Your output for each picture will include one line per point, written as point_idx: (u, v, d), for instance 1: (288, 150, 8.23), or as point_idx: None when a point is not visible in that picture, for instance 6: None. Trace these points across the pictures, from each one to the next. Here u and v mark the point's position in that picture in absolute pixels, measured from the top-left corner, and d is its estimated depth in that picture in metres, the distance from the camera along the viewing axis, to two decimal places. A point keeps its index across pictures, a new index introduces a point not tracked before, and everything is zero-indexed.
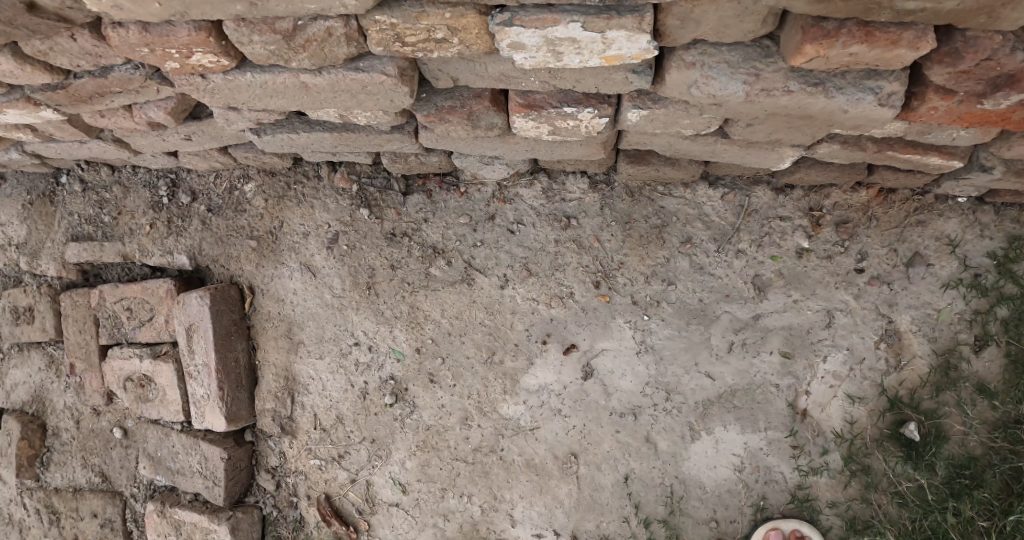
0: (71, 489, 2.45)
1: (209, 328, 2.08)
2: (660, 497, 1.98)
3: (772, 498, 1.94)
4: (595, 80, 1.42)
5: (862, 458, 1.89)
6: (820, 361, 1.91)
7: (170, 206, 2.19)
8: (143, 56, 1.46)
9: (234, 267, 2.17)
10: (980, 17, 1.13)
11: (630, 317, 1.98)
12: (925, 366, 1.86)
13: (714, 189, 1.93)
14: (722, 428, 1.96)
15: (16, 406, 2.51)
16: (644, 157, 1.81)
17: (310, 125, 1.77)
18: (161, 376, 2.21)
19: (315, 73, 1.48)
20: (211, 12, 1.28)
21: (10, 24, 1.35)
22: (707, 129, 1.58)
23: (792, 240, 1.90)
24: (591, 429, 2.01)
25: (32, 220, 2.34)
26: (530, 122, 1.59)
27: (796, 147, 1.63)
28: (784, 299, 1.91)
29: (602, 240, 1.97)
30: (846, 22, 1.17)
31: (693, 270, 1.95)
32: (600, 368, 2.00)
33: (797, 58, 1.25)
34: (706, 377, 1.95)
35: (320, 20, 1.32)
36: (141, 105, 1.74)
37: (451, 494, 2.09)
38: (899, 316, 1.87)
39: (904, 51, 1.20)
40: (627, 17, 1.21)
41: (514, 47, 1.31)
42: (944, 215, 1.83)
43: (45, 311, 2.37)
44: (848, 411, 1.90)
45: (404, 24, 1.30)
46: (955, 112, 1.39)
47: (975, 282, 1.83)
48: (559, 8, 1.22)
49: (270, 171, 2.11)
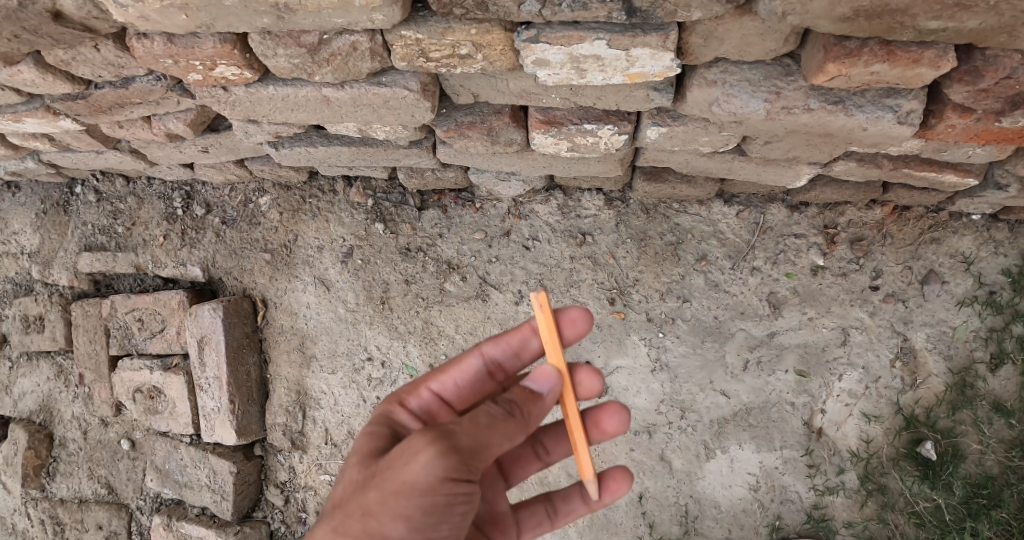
0: (76, 500, 2.41)
1: (221, 342, 2.07)
2: (675, 517, 1.97)
3: (788, 518, 1.92)
4: (616, 98, 1.44)
5: (878, 478, 1.87)
6: (835, 379, 1.90)
7: (184, 217, 2.19)
8: (165, 67, 1.46)
9: (247, 279, 2.16)
10: (1000, 37, 1.13)
11: (645, 334, 1.98)
12: (941, 384, 1.84)
13: (729, 206, 1.93)
14: (737, 447, 1.94)
15: (23, 416, 2.48)
16: (661, 174, 1.82)
17: (328, 139, 1.78)
18: (171, 388, 2.20)
19: (337, 87, 1.49)
20: (237, 24, 1.29)
21: (35, 32, 1.36)
22: (726, 147, 1.59)
23: (807, 257, 1.90)
24: (606, 448, 2.02)
25: (46, 229, 2.34)
26: (550, 138, 1.60)
27: (813, 165, 1.64)
28: (799, 316, 1.91)
29: (618, 256, 1.98)
30: (868, 41, 1.18)
31: (708, 287, 1.95)
32: (615, 385, 1.99)
33: (818, 77, 1.25)
34: (721, 395, 1.95)
35: (346, 34, 1.33)
36: (160, 117, 1.74)
37: None
38: (915, 333, 1.86)
39: (925, 70, 1.21)
40: (653, 35, 1.22)
41: (538, 64, 1.32)
42: (958, 233, 1.83)
43: (55, 321, 2.35)
44: (864, 430, 1.89)
45: (429, 39, 1.30)
46: (974, 130, 1.39)
47: (990, 299, 1.82)
48: (585, 25, 1.24)
49: (285, 185, 2.11)
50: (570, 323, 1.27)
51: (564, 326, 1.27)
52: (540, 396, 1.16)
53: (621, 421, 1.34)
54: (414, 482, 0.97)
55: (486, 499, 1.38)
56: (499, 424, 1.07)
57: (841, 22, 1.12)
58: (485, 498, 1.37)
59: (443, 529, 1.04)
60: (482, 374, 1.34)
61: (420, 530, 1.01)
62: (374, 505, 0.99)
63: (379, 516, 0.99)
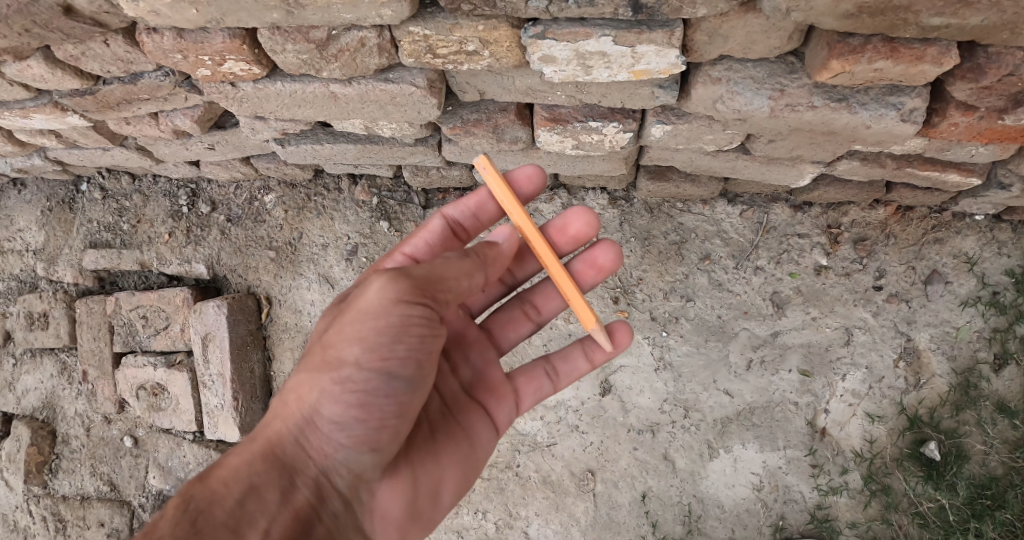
0: (78, 497, 2.41)
1: (225, 339, 2.08)
2: (678, 516, 1.97)
3: (792, 518, 1.92)
4: (621, 95, 1.45)
5: (882, 478, 1.87)
6: (839, 379, 1.90)
7: (189, 215, 2.20)
8: (175, 63, 1.47)
9: (252, 277, 2.17)
10: (1003, 34, 1.14)
11: (648, 333, 1.98)
12: (945, 385, 1.84)
13: (733, 206, 1.95)
14: (741, 447, 1.94)
15: (26, 413, 2.48)
16: (665, 173, 1.84)
17: (334, 137, 1.79)
18: (175, 385, 2.20)
19: (345, 83, 1.50)
20: (247, 19, 1.30)
21: (45, 27, 1.37)
22: (729, 145, 1.60)
23: (811, 257, 1.90)
24: (608, 446, 2.02)
25: (51, 226, 2.34)
26: (555, 136, 1.62)
27: (816, 164, 1.65)
28: (803, 316, 1.91)
29: (621, 255, 1.99)
30: (871, 38, 1.19)
31: (711, 286, 1.95)
32: (618, 384, 2.01)
33: (822, 74, 1.26)
34: (725, 394, 1.95)
35: (354, 30, 1.34)
36: (167, 113, 1.75)
37: (465, 510, 2.12)
38: (918, 333, 1.86)
39: (929, 67, 1.21)
40: (658, 32, 1.24)
41: (545, 60, 1.33)
42: (962, 233, 1.83)
43: (60, 318, 2.36)
44: (868, 430, 1.88)
45: (437, 35, 1.31)
46: (977, 128, 1.40)
47: (994, 299, 1.82)
48: (591, 22, 1.25)
49: (291, 183, 2.13)
50: (525, 179, 1.43)
51: (519, 184, 1.44)
52: (499, 244, 1.29)
53: (613, 255, 1.48)
54: (365, 308, 1.15)
55: (473, 365, 1.51)
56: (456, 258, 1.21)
57: (845, 18, 1.13)
58: (471, 365, 1.51)
59: (400, 351, 1.16)
60: (448, 236, 1.50)
61: (375, 354, 1.15)
62: (332, 337, 1.18)
63: (336, 344, 1.17)
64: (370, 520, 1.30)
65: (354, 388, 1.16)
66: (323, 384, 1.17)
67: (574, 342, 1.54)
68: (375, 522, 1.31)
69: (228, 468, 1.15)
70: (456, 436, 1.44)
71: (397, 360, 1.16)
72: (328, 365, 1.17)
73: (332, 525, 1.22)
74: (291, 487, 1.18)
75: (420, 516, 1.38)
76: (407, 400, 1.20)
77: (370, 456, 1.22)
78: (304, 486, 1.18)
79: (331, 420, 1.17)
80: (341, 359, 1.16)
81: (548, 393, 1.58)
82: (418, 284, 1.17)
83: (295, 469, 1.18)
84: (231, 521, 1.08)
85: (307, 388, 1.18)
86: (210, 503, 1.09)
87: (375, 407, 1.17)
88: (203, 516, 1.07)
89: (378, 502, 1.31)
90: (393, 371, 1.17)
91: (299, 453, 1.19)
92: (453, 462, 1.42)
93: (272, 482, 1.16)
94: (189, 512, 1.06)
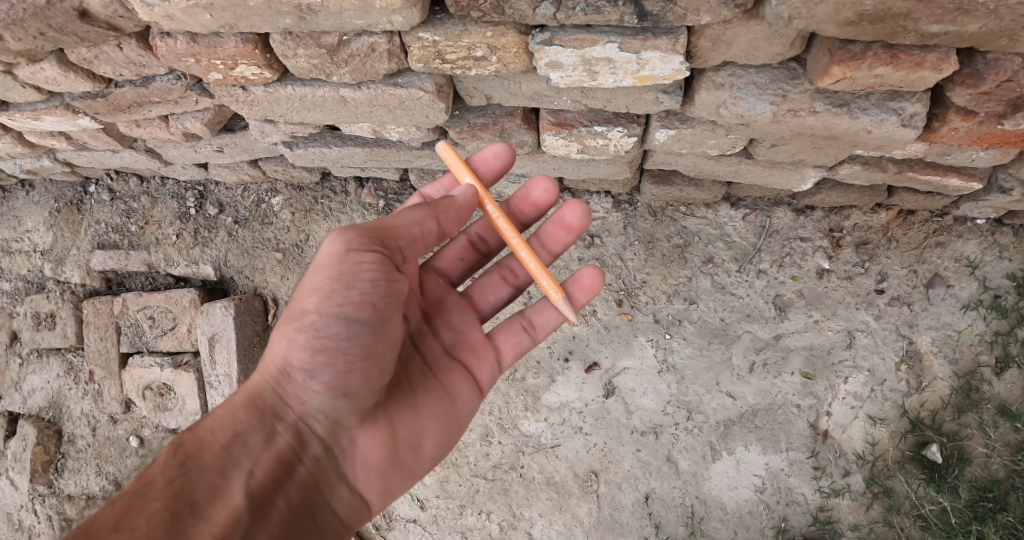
0: (84, 497, 2.42)
1: (233, 339, 2.11)
2: (680, 518, 2.00)
3: (793, 520, 1.94)
4: (626, 100, 1.46)
5: (883, 480, 1.89)
6: (841, 381, 1.92)
7: (197, 216, 2.22)
8: (187, 66, 1.49)
9: (258, 278, 2.18)
10: (1001, 41, 1.16)
11: (652, 336, 2.01)
12: (947, 388, 1.86)
13: (736, 210, 1.97)
14: (743, 449, 1.97)
15: (32, 413, 2.49)
16: (669, 177, 1.86)
17: (342, 140, 1.81)
18: (182, 385, 2.24)
19: (355, 88, 1.52)
20: (260, 24, 1.32)
21: (60, 30, 1.39)
22: (733, 150, 1.62)
23: (813, 261, 1.92)
24: (612, 448, 2.04)
25: (59, 228, 2.36)
26: (561, 140, 1.64)
27: (818, 169, 1.67)
28: (805, 319, 1.93)
29: (625, 259, 2.01)
30: (872, 45, 1.21)
31: (714, 289, 1.97)
32: (622, 386, 2.03)
33: (824, 79, 1.29)
34: (728, 397, 1.97)
35: (365, 36, 1.36)
36: (178, 116, 1.77)
37: (470, 511, 2.16)
38: (919, 337, 1.88)
39: (928, 73, 1.23)
40: (663, 38, 1.26)
41: (552, 66, 1.35)
42: (963, 237, 1.85)
43: (67, 318, 2.38)
44: (869, 433, 1.90)
45: (446, 41, 1.33)
46: (977, 133, 1.42)
47: (995, 303, 1.84)
48: (598, 28, 1.27)
49: (298, 186, 2.15)
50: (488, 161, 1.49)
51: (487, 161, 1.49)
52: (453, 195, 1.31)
53: (582, 214, 1.48)
54: (323, 259, 1.19)
55: (455, 328, 1.49)
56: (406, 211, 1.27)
57: (846, 26, 1.15)
58: (453, 327, 1.49)
59: (355, 298, 1.18)
60: None
61: (332, 301, 1.18)
62: (297, 291, 1.22)
63: (300, 296, 1.21)
64: (354, 468, 1.32)
65: (317, 333, 1.19)
66: (291, 333, 1.21)
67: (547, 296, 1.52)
68: (359, 472, 1.32)
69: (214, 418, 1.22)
70: (436, 391, 1.43)
71: (353, 305, 1.18)
72: (295, 315, 1.21)
73: (315, 468, 1.27)
74: (274, 433, 1.22)
75: (404, 466, 1.38)
76: (372, 344, 1.21)
77: (344, 402, 1.24)
78: (285, 432, 1.23)
79: (301, 367, 1.21)
80: (304, 308, 1.19)
81: (527, 347, 1.54)
82: (372, 235, 1.22)
83: (275, 416, 1.23)
84: (216, 464, 1.15)
85: (279, 340, 1.23)
86: (198, 448, 1.16)
87: (338, 352, 1.19)
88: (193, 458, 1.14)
89: (360, 450, 1.31)
90: (351, 315, 1.18)
91: (278, 401, 1.23)
92: (434, 414, 1.41)
93: (255, 429, 1.21)
94: (178, 456, 1.14)
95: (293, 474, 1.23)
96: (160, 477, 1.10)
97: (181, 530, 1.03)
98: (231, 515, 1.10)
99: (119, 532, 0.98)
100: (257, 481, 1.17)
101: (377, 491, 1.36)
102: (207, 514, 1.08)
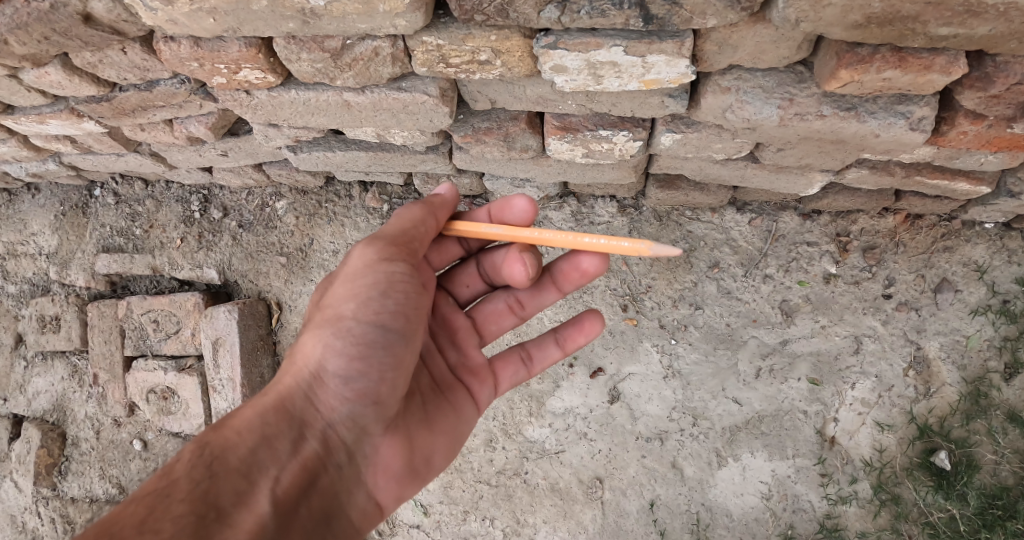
0: (87, 500, 2.42)
1: (236, 342, 2.11)
2: (686, 525, 1.98)
3: (800, 527, 1.92)
4: (631, 104, 1.45)
5: (892, 488, 1.87)
6: (848, 387, 1.90)
7: (201, 220, 2.22)
8: (191, 71, 1.49)
9: (262, 282, 2.18)
10: (1010, 44, 1.14)
11: (657, 341, 1.99)
12: (955, 394, 1.83)
13: (741, 214, 1.95)
14: (749, 455, 1.95)
15: (36, 415, 2.49)
16: (674, 182, 1.84)
17: (346, 144, 1.81)
18: (184, 389, 2.24)
19: (358, 92, 1.52)
20: (263, 28, 1.32)
21: (64, 34, 1.40)
22: (739, 154, 1.60)
23: (820, 265, 1.90)
24: (617, 454, 2.03)
25: (64, 231, 2.36)
26: (565, 144, 1.63)
27: (825, 173, 1.65)
28: (812, 324, 1.91)
29: (630, 263, 2.00)
30: (880, 48, 1.20)
31: (720, 294, 1.96)
32: (626, 392, 2.02)
33: (831, 83, 1.27)
34: (734, 402, 1.96)
35: (368, 39, 1.36)
36: (182, 120, 1.77)
37: (473, 517, 2.15)
38: (928, 342, 1.86)
39: (937, 76, 1.22)
40: (669, 42, 1.24)
41: (556, 69, 1.34)
42: (972, 241, 1.83)
43: (71, 321, 2.38)
44: (877, 439, 1.88)
45: (450, 45, 1.33)
46: (985, 136, 1.40)
47: (1004, 308, 1.81)
48: (602, 32, 1.26)
49: (302, 189, 2.14)
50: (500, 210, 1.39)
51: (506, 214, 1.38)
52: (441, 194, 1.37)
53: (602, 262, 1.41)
54: (356, 267, 1.23)
55: (459, 350, 1.52)
56: (410, 211, 1.31)
57: (853, 28, 1.14)
58: (457, 349, 1.52)
59: (391, 306, 1.22)
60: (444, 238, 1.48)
61: (370, 309, 1.20)
62: (330, 296, 1.23)
63: (336, 300, 1.22)
64: (371, 477, 1.30)
65: (353, 340, 1.20)
66: (325, 339, 1.20)
67: (549, 331, 1.54)
68: (377, 481, 1.31)
69: (240, 418, 1.16)
70: (445, 406, 1.45)
71: (389, 314, 1.21)
72: (330, 319, 1.21)
73: (336, 476, 1.24)
74: (301, 439, 1.18)
75: (416, 478, 1.38)
76: (403, 354, 1.24)
77: (372, 411, 1.24)
78: (313, 438, 1.20)
79: (335, 373, 1.20)
80: (340, 313, 1.21)
81: (523, 378, 1.59)
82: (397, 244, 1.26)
83: (303, 422, 1.19)
84: (242, 467, 1.09)
85: (311, 346, 1.21)
86: (224, 450, 1.10)
87: (373, 359, 1.21)
88: (219, 460, 1.08)
89: (380, 458, 1.31)
90: (386, 325, 1.21)
91: (307, 407, 1.20)
92: (444, 430, 1.43)
93: (282, 433, 1.17)
94: (204, 456, 1.08)
95: (316, 482, 1.20)
96: (185, 477, 1.04)
97: (209, 536, 0.97)
98: (258, 523, 1.05)
99: (143, 535, 0.91)
100: (282, 488, 1.12)
101: (389, 502, 1.34)
102: (235, 519, 1.02)
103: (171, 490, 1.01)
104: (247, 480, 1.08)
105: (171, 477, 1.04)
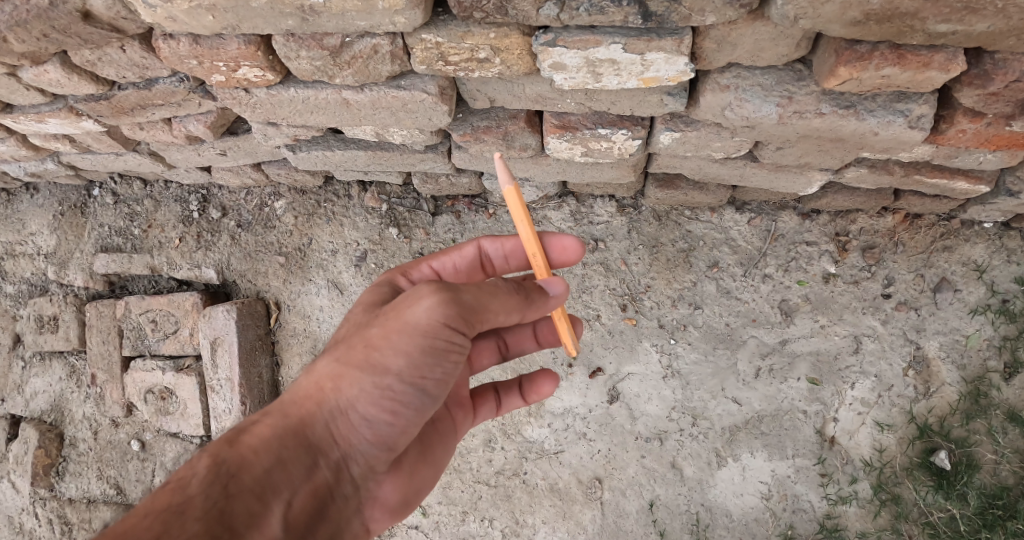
0: (84, 500, 2.41)
1: (235, 342, 2.11)
2: (686, 525, 1.97)
3: (800, 527, 1.91)
4: (630, 102, 1.46)
5: (892, 487, 1.86)
6: (847, 387, 1.89)
7: (200, 220, 2.22)
8: (190, 68, 1.49)
9: (261, 282, 2.18)
10: (1009, 41, 1.14)
11: (656, 341, 1.99)
12: (956, 393, 1.83)
13: (741, 214, 1.95)
14: (749, 456, 1.95)
15: (34, 415, 2.49)
16: (673, 181, 1.84)
17: (345, 143, 1.81)
18: (183, 389, 2.23)
19: (357, 90, 1.52)
20: (262, 25, 1.31)
21: (63, 32, 1.40)
22: (738, 153, 1.60)
23: (819, 265, 1.90)
24: (616, 454, 2.02)
25: (62, 230, 2.36)
26: (564, 143, 1.63)
27: (824, 172, 1.65)
28: (811, 324, 1.91)
29: (629, 263, 2.00)
30: (878, 45, 1.20)
31: (720, 293, 1.96)
32: (626, 392, 2.01)
33: (830, 81, 1.27)
34: (733, 402, 1.95)
35: (367, 37, 1.36)
36: (181, 118, 1.77)
37: (472, 518, 2.14)
38: (927, 341, 1.86)
39: (935, 73, 1.22)
40: (667, 39, 1.25)
41: (555, 67, 1.34)
42: (971, 240, 1.83)
43: (70, 321, 2.38)
44: (877, 439, 1.88)
45: (449, 43, 1.33)
46: (984, 134, 1.40)
47: (1003, 307, 1.81)
48: (601, 29, 1.26)
49: (301, 189, 2.14)
50: None
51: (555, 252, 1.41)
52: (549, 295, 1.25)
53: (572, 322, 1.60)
54: (417, 325, 1.10)
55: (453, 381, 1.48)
56: (501, 294, 1.15)
57: (852, 25, 1.14)
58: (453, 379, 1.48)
59: (437, 373, 1.16)
60: (474, 265, 1.51)
61: (416, 371, 1.14)
62: (378, 339, 1.13)
63: (383, 349, 1.12)
64: (369, 506, 1.30)
65: (391, 393, 1.14)
66: (363, 383, 1.14)
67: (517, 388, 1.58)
68: (373, 508, 1.31)
69: (256, 435, 1.13)
70: (438, 439, 1.45)
71: (433, 381, 1.16)
72: (372, 365, 1.13)
73: (340, 504, 1.23)
74: (314, 467, 1.16)
75: (407, 507, 1.39)
76: (430, 412, 1.22)
77: (385, 454, 1.23)
78: (326, 468, 1.17)
79: (362, 416, 1.16)
80: (385, 366, 1.12)
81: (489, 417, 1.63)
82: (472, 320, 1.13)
83: (319, 451, 1.16)
84: (257, 488, 1.07)
85: (344, 383, 1.15)
86: (242, 469, 1.07)
87: (403, 415, 1.18)
88: (233, 480, 1.06)
89: (379, 490, 1.31)
90: (427, 387, 1.16)
91: (326, 438, 1.16)
92: (437, 462, 1.44)
93: (298, 459, 1.14)
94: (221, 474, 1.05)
95: (322, 508, 1.18)
96: (200, 495, 1.02)
97: None
98: None
99: None
100: (293, 511, 1.11)
101: (379, 526, 1.35)
102: None
103: (185, 507, 0.99)
104: (261, 503, 1.06)
105: (185, 494, 1.02)
